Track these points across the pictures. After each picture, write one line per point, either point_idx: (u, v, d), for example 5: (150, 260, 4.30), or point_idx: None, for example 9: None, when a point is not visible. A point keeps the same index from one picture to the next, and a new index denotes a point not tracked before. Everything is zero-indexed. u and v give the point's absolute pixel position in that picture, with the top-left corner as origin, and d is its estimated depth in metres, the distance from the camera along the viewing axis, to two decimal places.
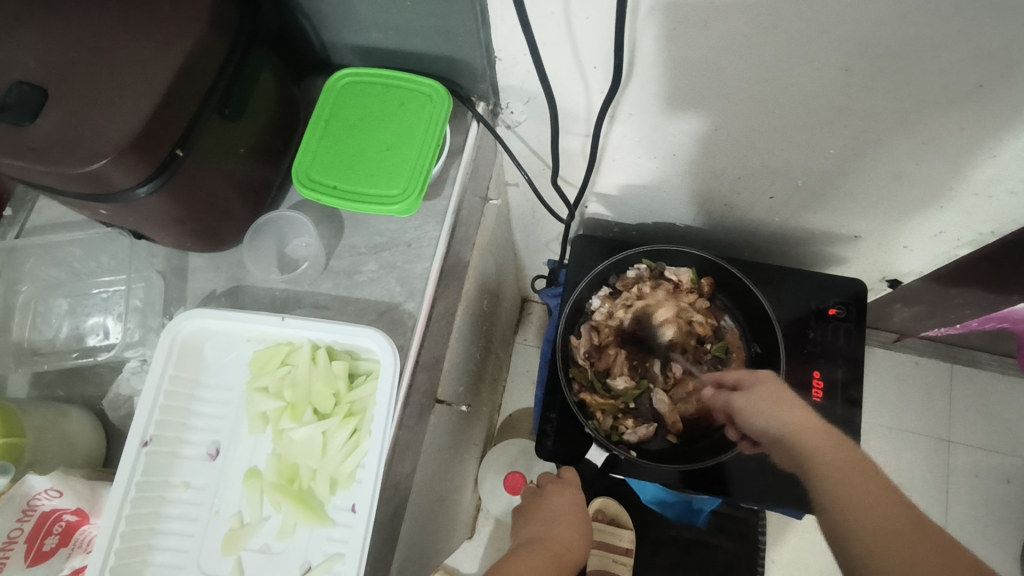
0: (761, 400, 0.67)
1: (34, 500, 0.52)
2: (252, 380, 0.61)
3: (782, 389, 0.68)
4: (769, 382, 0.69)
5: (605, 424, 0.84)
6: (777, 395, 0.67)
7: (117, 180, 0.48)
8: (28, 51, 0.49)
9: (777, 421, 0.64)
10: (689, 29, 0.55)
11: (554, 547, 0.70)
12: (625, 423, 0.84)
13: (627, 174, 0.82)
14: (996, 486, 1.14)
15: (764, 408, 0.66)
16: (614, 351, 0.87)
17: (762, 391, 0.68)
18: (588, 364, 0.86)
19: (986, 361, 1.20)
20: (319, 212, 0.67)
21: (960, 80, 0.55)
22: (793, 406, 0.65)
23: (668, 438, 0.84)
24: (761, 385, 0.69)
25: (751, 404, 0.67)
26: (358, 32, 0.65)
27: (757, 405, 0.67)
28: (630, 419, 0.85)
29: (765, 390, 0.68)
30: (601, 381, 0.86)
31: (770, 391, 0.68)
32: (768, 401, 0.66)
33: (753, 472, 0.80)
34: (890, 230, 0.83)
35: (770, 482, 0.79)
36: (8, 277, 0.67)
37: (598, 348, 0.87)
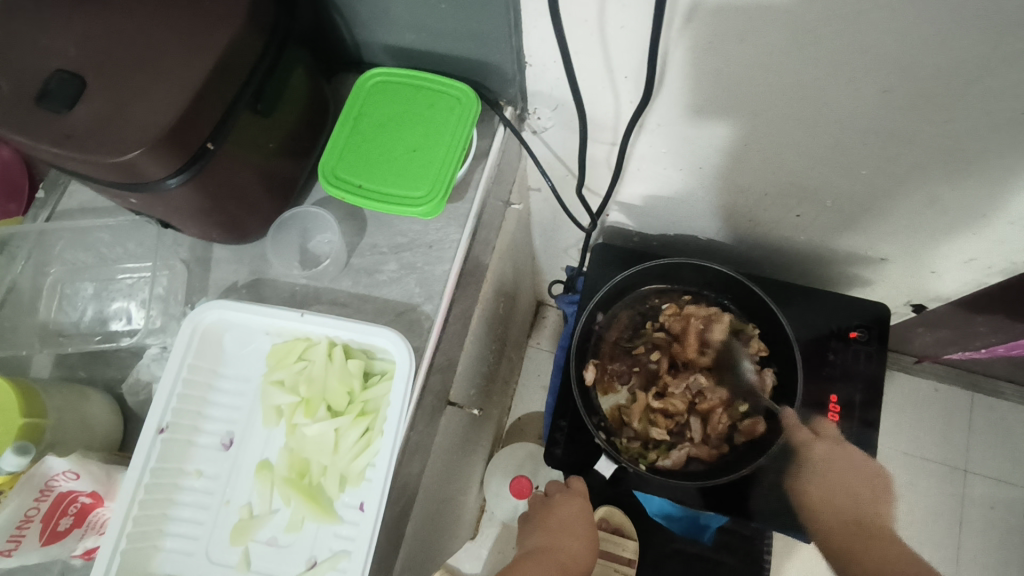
0: (833, 469, 0.76)
1: (52, 480, 0.52)
2: (268, 373, 0.62)
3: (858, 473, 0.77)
4: (843, 456, 0.78)
5: (634, 449, 0.82)
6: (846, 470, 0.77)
7: (148, 171, 0.49)
8: (68, 40, 0.50)
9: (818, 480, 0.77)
10: (725, 42, 0.54)
11: (561, 558, 0.73)
12: (654, 449, 0.82)
13: (651, 185, 0.81)
14: (1013, 521, 1.12)
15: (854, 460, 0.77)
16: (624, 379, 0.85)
17: (840, 454, 0.78)
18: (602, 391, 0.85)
19: (1009, 391, 1.17)
20: (343, 209, 0.67)
21: (1002, 107, 0.53)
22: (868, 474, 0.77)
23: (700, 463, 0.81)
24: (836, 453, 0.77)
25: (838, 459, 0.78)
26: (391, 32, 0.66)
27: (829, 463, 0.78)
28: (660, 445, 0.82)
29: (844, 460, 0.77)
30: (623, 410, 0.84)
31: (840, 463, 0.77)
32: (848, 464, 0.77)
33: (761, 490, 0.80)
34: (918, 254, 0.82)
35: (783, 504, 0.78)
36: (38, 259, 0.69)
37: (608, 374, 0.86)
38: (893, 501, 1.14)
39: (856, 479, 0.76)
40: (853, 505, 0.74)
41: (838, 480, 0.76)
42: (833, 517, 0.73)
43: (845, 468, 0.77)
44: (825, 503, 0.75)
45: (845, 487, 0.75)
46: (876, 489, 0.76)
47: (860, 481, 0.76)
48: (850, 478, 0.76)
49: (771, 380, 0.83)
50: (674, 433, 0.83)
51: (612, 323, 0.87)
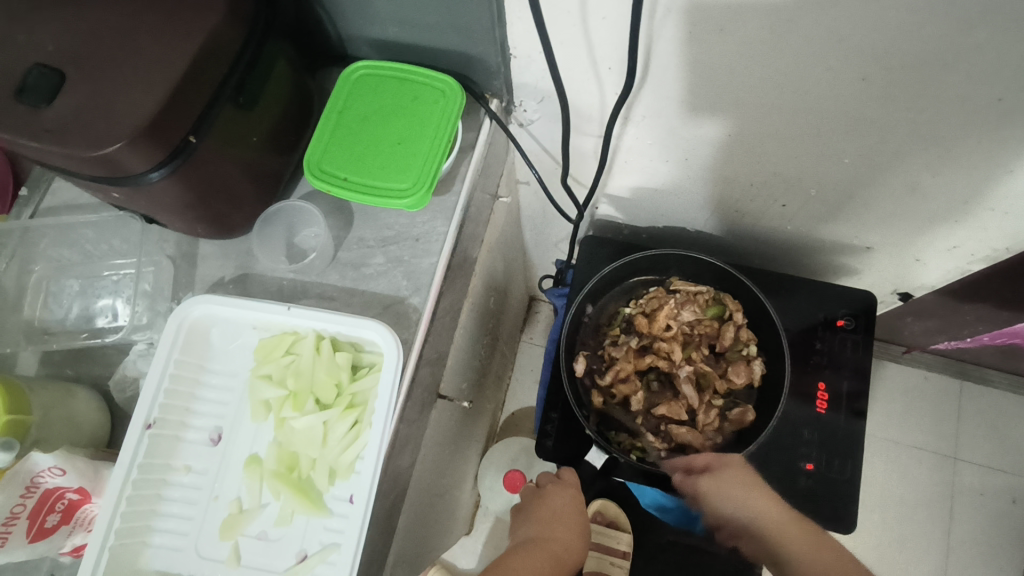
0: (738, 484, 0.76)
1: (37, 477, 0.52)
2: (255, 368, 0.61)
3: (741, 467, 0.77)
4: (737, 466, 0.77)
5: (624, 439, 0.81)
6: (738, 482, 0.76)
7: (130, 165, 0.49)
8: (46, 34, 0.49)
9: (745, 513, 0.75)
10: (705, 32, 0.54)
11: (554, 549, 0.74)
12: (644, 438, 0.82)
13: (638, 176, 0.81)
14: (1002, 507, 1.13)
15: (733, 484, 0.76)
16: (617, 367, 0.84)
17: (733, 470, 0.76)
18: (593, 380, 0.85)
19: (997, 378, 1.18)
20: (329, 203, 0.67)
21: (980, 94, 0.54)
22: (762, 492, 0.76)
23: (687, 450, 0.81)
24: (727, 471, 0.76)
25: (720, 492, 0.75)
26: (375, 26, 0.66)
27: (722, 489, 0.75)
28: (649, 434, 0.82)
29: (731, 473, 0.76)
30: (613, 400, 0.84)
31: (739, 477, 0.76)
32: (745, 491, 0.76)
33: None
34: (903, 243, 0.82)
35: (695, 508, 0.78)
36: (21, 256, 0.69)
37: (598, 364, 0.86)
38: (883, 488, 1.15)
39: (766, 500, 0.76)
40: (791, 521, 0.74)
41: (767, 509, 0.75)
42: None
43: (728, 485, 0.76)
44: (786, 547, 0.72)
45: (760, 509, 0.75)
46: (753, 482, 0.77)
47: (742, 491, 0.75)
48: (758, 496, 0.76)
49: (761, 368, 0.83)
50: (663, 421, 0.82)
51: (600, 315, 0.88)
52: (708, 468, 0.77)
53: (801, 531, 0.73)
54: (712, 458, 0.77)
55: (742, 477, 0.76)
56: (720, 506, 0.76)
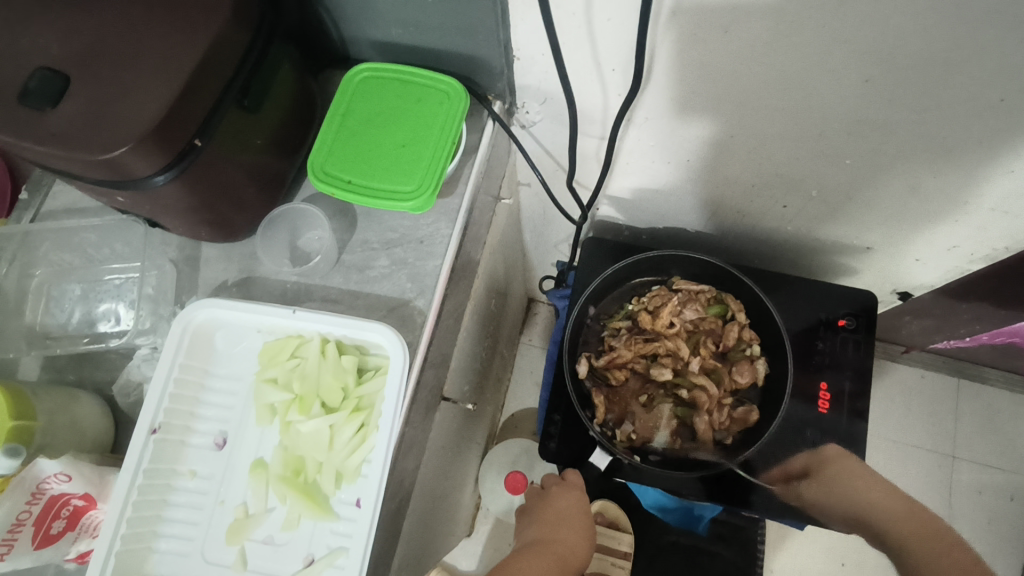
0: (839, 478, 0.76)
1: (43, 483, 0.52)
2: (261, 371, 0.61)
3: (844, 458, 0.79)
4: (835, 458, 0.79)
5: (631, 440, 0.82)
6: (845, 472, 0.76)
7: (135, 168, 0.48)
8: (51, 37, 0.49)
9: (848, 501, 0.74)
10: (710, 34, 0.54)
11: (559, 551, 0.73)
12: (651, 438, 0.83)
13: (639, 178, 0.81)
14: (999, 504, 1.13)
15: (841, 475, 0.76)
16: (621, 370, 0.85)
17: (828, 459, 0.79)
18: (598, 383, 0.85)
19: (993, 377, 1.19)
20: (333, 205, 0.67)
21: (982, 95, 0.54)
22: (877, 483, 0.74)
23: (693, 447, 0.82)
24: (829, 462, 0.79)
25: (823, 492, 0.76)
26: (378, 28, 0.66)
27: (826, 491, 0.76)
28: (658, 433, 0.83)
29: (831, 469, 0.78)
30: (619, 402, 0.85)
31: (842, 467, 0.77)
32: (845, 476, 0.76)
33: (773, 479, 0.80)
34: (903, 243, 0.83)
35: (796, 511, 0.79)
36: (22, 261, 0.68)
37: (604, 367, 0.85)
38: None
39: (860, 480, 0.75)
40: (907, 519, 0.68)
41: (874, 492, 0.73)
42: (909, 531, 0.67)
43: (834, 479, 0.77)
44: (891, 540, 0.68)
45: (869, 494, 0.73)
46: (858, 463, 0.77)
47: (854, 481, 0.75)
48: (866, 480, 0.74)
49: (764, 367, 0.84)
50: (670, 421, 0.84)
51: (605, 317, 0.89)
52: (806, 471, 0.80)
53: (873, 485, 0.74)
54: (811, 461, 0.81)
55: (848, 464, 0.77)
56: (828, 510, 0.76)
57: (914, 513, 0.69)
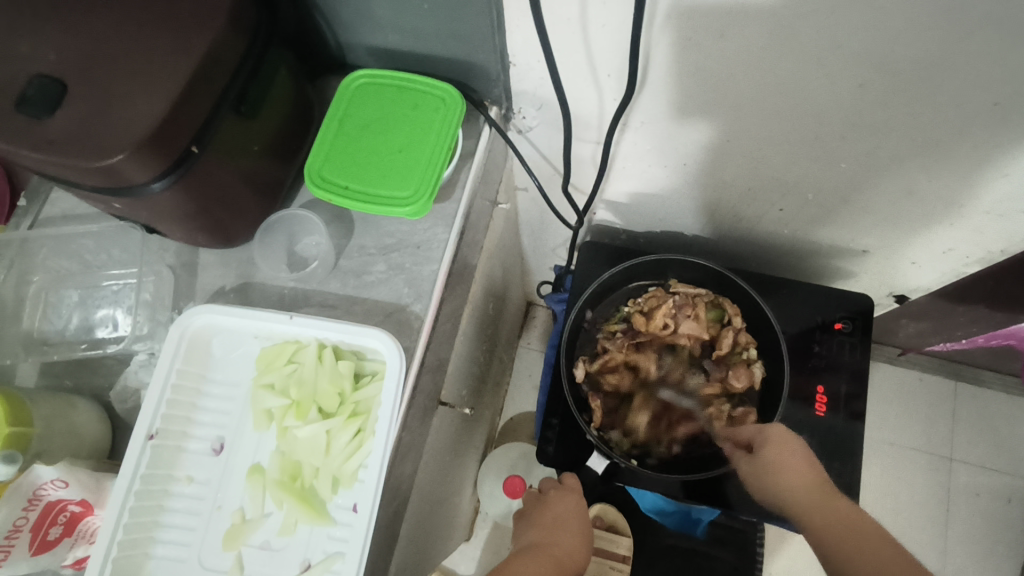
0: (778, 465, 0.66)
1: (39, 489, 0.52)
2: (258, 377, 0.61)
3: (786, 437, 0.68)
4: (784, 438, 0.68)
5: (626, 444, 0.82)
6: (789, 463, 0.66)
7: (132, 175, 0.49)
8: (48, 45, 0.49)
9: (777, 493, 0.65)
10: (704, 39, 0.55)
11: (555, 553, 0.72)
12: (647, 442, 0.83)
13: (636, 182, 0.82)
14: (997, 507, 1.13)
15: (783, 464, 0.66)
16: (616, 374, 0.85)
17: (771, 438, 0.69)
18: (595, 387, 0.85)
19: (991, 379, 1.19)
20: (330, 211, 0.67)
21: (975, 98, 0.55)
22: (784, 446, 0.68)
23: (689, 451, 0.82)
24: (770, 440, 0.69)
25: (763, 473, 0.67)
26: (374, 34, 0.66)
27: (767, 467, 0.67)
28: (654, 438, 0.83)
29: (773, 449, 0.68)
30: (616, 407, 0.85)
31: (785, 450, 0.67)
32: (785, 466, 0.65)
33: None
34: (899, 246, 0.83)
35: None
36: (20, 267, 0.69)
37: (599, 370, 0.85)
38: (880, 489, 1.15)
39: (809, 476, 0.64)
40: (806, 487, 0.63)
41: (791, 484, 0.64)
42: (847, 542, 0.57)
43: (783, 465, 0.66)
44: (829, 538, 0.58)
45: (795, 491, 0.63)
46: (789, 442, 0.68)
47: (795, 486, 0.64)
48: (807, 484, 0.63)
49: (762, 372, 0.84)
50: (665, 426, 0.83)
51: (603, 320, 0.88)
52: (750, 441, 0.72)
53: (803, 479, 0.64)
54: (756, 435, 0.71)
55: (793, 458, 0.66)
56: (769, 492, 0.66)
57: (837, 505, 0.61)
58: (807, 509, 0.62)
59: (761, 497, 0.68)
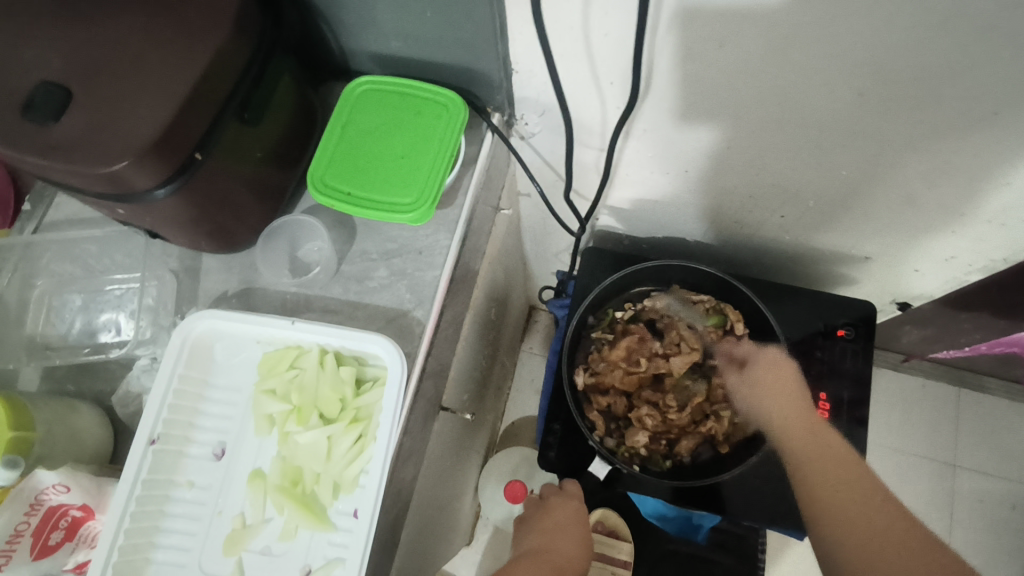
0: (766, 380, 0.78)
1: (42, 494, 0.53)
2: (260, 382, 0.61)
3: (783, 371, 0.78)
4: (773, 363, 0.79)
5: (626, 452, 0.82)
6: (774, 380, 0.78)
7: (134, 181, 0.49)
8: (53, 52, 0.50)
9: (767, 408, 0.76)
10: (705, 48, 0.55)
11: (555, 560, 0.73)
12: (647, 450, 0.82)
13: (638, 189, 0.82)
14: (1001, 514, 1.13)
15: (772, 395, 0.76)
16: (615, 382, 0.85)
17: (765, 361, 0.80)
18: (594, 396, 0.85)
19: (994, 386, 1.19)
20: (333, 216, 0.68)
21: (977, 108, 0.54)
22: (788, 380, 0.77)
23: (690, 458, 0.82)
24: (760, 362, 0.80)
25: (741, 387, 0.80)
26: (377, 40, 0.66)
27: (752, 381, 0.79)
28: (654, 445, 0.82)
29: (765, 368, 0.79)
30: (616, 415, 0.85)
31: (772, 372, 0.78)
32: (767, 389, 0.77)
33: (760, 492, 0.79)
34: (901, 253, 0.83)
35: (776, 504, 0.79)
36: (24, 271, 0.69)
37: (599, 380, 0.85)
38: None
39: (788, 397, 0.75)
40: (799, 420, 0.72)
41: (783, 406, 0.74)
42: (825, 465, 0.66)
43: (767, 376, 0.78)
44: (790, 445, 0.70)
45: (774, 406, 0.75)
46: (786, 368, 0.79)
47: (778, 398, 0.76)
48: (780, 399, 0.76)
49: None
50: (667, 434, 0.83)
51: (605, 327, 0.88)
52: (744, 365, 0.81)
53: (799, 411, 0.73)
54: (752, 351, 0.82)
55: (781, 371, 0.78)
56: (750, 403, 0.79)
57: (844, 457, 0.66)
58: (836, 480, 0.64)
59: (748, 406, 0.79)
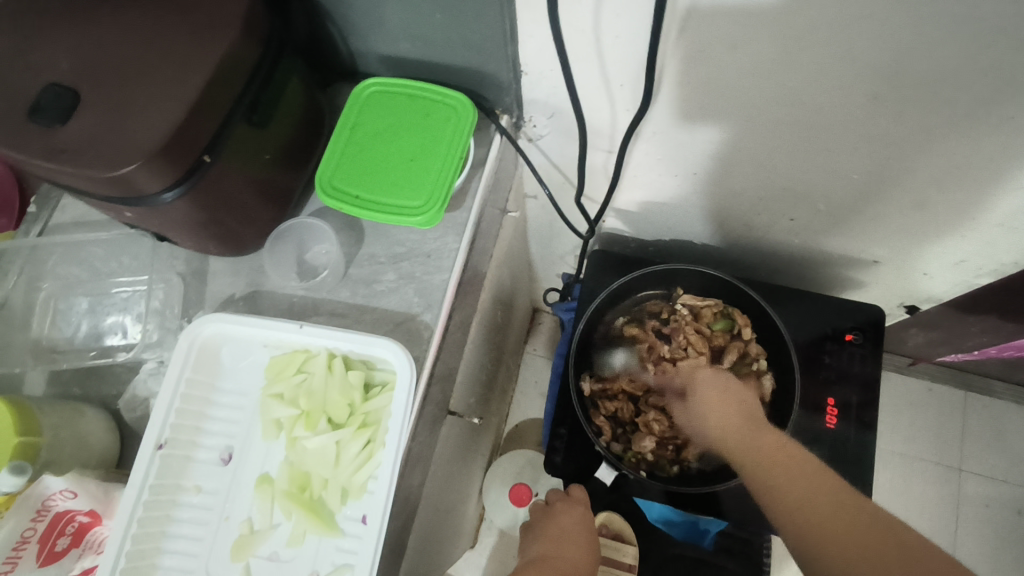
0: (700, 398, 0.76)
1: (48, 500, 0.53)
2: (267, 386, 0.61)
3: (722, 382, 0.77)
4: (714, 383, 0.77)
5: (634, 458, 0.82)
6: (710, 392, 0.76)
7: (142, 184, 0.48)
8: (62, 54, 0.49)
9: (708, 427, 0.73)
10: (716, 49, 0.54)
11: (561, 566, 0.72)
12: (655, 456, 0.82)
13: (646, 191, 0.81)
14: (1008, 519, 1.12)
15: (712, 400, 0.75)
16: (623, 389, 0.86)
17: (708, 383, 0.77)
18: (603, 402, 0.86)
19: (1001, 390, 1.18)
20: (341, 219, 0.67)
21: (992, 111, 0.54)
22: (719, 395, 0.75)
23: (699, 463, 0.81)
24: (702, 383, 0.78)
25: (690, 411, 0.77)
26: (386, 42, 0.66)
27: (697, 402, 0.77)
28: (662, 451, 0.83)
29: (703, 386, 0.77)
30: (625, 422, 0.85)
31: (711, 391, 0.76)
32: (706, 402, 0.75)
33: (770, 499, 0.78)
34: (911, 257, 0.82)
35: None
36: (30, 274, 0.69)
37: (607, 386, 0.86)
38: (889, 500, 1.14)
39: (735, 413, 0.72)
40: (733, 427, 0.69)
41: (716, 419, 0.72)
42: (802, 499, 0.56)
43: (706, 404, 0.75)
44: (763, 476, 0.60)
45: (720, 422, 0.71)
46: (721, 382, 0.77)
47: (716, 416, 0.72)
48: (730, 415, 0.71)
49: (771, 383, 0.83)
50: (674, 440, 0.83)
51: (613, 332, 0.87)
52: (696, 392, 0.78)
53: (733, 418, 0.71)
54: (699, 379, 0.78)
55: (719, 386, 0.76)
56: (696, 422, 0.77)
57: (801, 466, 0.60)
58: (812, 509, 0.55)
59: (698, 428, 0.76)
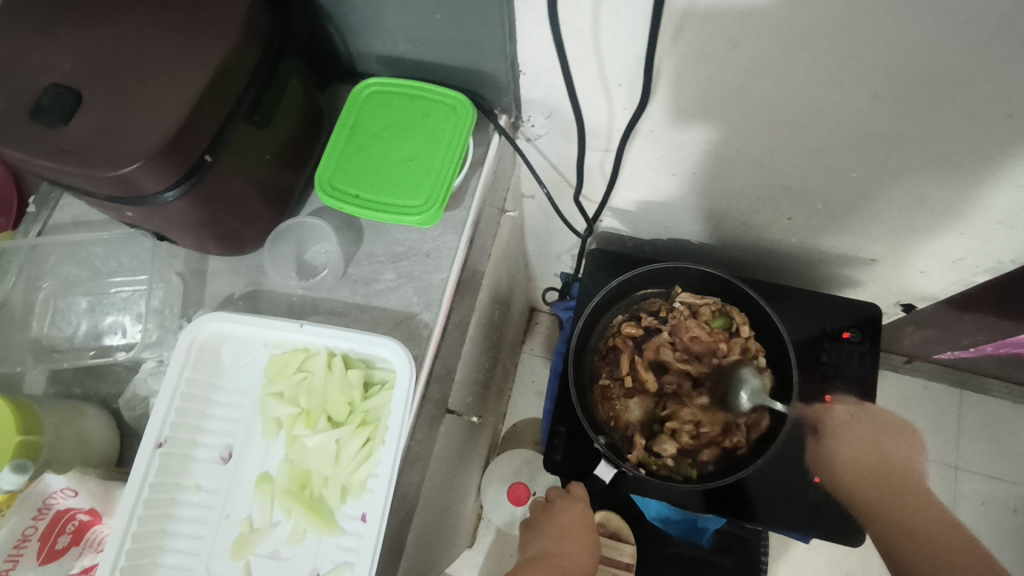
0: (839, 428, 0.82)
1: (49, 498, 0.53)
2: (267, 386, 0.61)
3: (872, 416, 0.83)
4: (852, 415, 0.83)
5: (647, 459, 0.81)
6: (855, 432, 0.82)
7: (143, 184, 0.48)
8: (62, 54, 0.49)
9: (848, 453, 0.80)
10: (716, 48, 0.55)
11: (563, 564, 0.73)
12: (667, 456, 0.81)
13: (644, 191, 0.82)
14: (1003, 516, 1.13)
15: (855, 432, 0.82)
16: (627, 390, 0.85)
17: (861, 416, 0.83)
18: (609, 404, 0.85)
19: (996, 389, 1.19)
20: (340, 218, 0.67)
21: (989, 109, 0.54)
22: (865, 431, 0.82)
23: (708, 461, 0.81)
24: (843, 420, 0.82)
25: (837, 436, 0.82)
26: (385, 42, 0.66)
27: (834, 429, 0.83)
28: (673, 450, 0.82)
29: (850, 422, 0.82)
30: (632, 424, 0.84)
31: (846, 428, 0.82)
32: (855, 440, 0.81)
33: (779, 497, 0.80)
34: (907, 255, 0.83)
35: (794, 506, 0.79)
36: (30, 273, 0.69)
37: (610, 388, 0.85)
38: None
39: (866, 440, 0.81)
40: (864, 461, 0.80)
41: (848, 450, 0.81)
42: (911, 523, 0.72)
43: (845, 436, 0.81)
44: (888, 506, 0.75)
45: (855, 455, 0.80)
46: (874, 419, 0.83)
47: (858, 448, 0.80)
48: (871, 453, 0.80)
49: (769, 380, 0.83)
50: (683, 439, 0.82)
51: (610, 334, 0.88)
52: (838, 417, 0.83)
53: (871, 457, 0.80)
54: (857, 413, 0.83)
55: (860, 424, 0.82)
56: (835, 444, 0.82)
57: (904, 497, 0.76)
58: (917, 529, 0.71)
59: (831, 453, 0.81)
